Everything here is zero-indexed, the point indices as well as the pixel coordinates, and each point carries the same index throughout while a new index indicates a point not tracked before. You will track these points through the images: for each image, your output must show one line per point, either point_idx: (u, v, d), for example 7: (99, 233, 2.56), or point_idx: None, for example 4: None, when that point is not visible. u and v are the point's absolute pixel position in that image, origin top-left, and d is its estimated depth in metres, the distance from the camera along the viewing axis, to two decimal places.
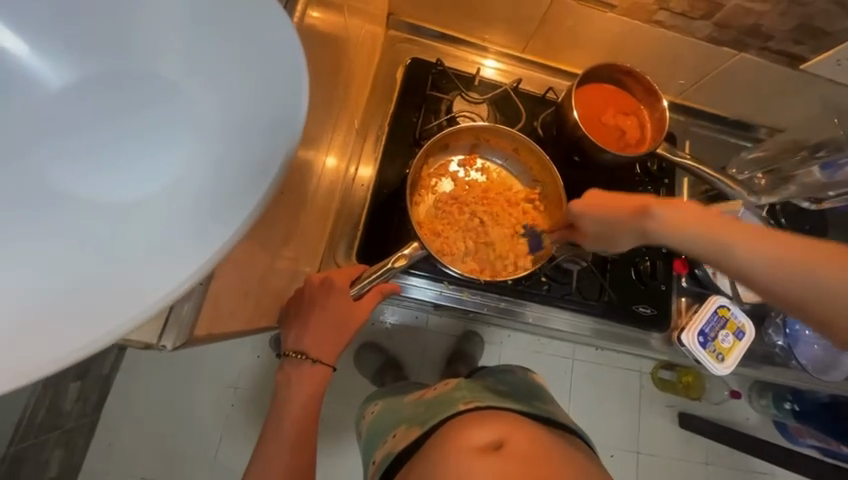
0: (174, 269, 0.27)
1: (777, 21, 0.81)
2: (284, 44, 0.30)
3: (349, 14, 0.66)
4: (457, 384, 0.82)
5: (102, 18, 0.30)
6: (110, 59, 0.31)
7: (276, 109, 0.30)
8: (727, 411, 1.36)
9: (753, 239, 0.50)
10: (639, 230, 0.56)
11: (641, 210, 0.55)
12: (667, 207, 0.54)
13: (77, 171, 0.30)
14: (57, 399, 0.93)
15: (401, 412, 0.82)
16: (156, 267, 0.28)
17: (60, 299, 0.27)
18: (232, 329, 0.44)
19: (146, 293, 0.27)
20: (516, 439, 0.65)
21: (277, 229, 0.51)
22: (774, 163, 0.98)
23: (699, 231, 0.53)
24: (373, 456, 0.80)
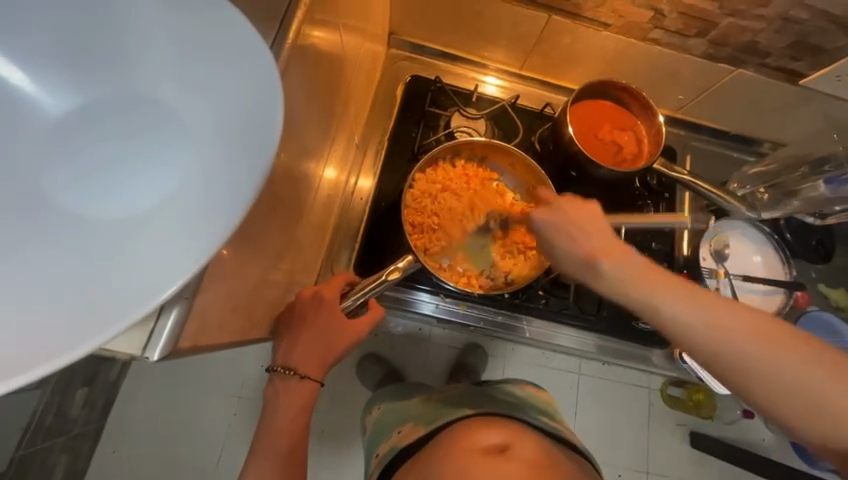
0: (150, 284, 0.28)
1: (773, 38, 0.81)
2: (262, 72, 0.32)
3: (347, 36, 0.69)
4: (468, 391, 0.82)
5: (102, 54, 0.33)
6: (109, 91, 0.33)
7: (252, 135, 0.31)
8: (739, 431, 1.31)
9: (699, 304, 0.45)
10: (585, 278, 0.52)
11: (589, 258, 0.51)
12: (615, 261, 0.49)
13: (71, 191, 0.32)
14: (62, 405, 0.98)
15: (406, 412, 0.82)
16: (132, 284, 0.28)
17: (40, 311, 0.28)
18: (222, 341, 0.45)
19: (118, 310, 0.27)
20: (521, 446, 0.66)
21: (269, 243, 0.53)
22: (776, 177, 0.97)
23: (633, 270, 0.49)
24: (375, 450, 0.79)
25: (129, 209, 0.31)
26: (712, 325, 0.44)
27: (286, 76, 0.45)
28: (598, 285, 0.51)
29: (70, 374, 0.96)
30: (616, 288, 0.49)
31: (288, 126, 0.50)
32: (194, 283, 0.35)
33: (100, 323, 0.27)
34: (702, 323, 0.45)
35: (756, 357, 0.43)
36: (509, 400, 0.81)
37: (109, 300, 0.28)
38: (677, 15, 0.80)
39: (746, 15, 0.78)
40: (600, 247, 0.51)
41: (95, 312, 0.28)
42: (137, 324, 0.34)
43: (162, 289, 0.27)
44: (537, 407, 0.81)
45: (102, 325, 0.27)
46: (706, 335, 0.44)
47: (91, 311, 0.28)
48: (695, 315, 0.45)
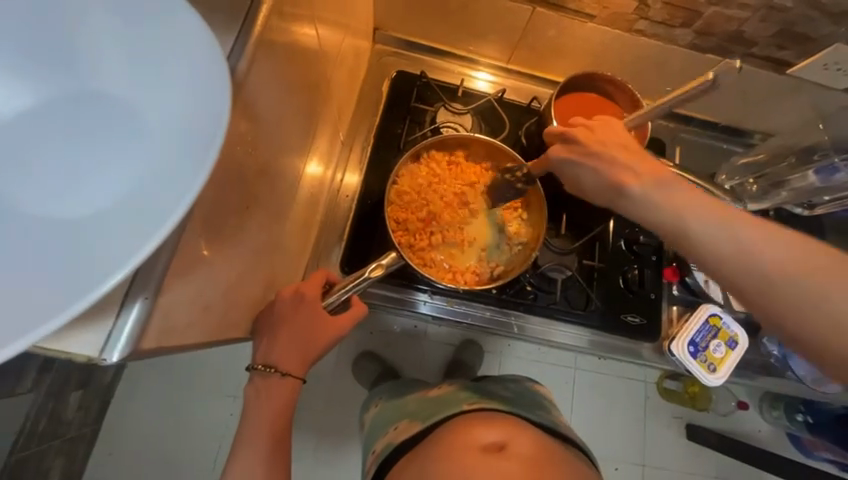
0: (88, 284, 0.27)
1: (758, 27, 0.80)
2: (208, 63, 0.31)
3: (325, 31, 0.68)
4: (462, 386, 0.82)
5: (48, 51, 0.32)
6: (62, 91, 0.33)
7: (198, 128, 0.30)
8: (734, 422, 1.32)
9: (743, 226, 0.44)
10: (612, 199, 0.54)
11: (616, 182, 0.53)
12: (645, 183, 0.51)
13: (21, 192, 0.31)
14: (57, 409, 0.96)
15: (403, 408, 0.81)
16: (72, 282, 0.27)
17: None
18: (192, 343, 0.45)
19: (54, 309, 0.26)
20: (518, 442, 0.66)
21: (243, 241, 0.52)
22: (765, 167, 0.96)
23: (662, 191, 0.50)
24: (372, 446, 0.79)
25: (80, 208, 0.31)
26: (742, 240, 0.44)
27: (252, 72, 0.44)
28: (631, 209, 0.52)
29: (65, 376, 0.95)
30: (643, 211, 0.51)
31: (258, 123, 0.49)
32: (157, 280, 0.36)
33: (33, 323, 0.26)
34: (736, 241, 0.44)
35: (788, 268, 0.42)
36: (506, 394, 0.81)
37: (48, 301, 0.27)
38: (661, 5, 0.79)
39: (731, 4, 0.77)
40: (633, 171, 0.52)
41: (31, 312, 0.26)
42: (94, 326, 0.34)
43: (99, 286, 0.26)
44: (533, 401, 0.81)
45: (33, 325, 0.25)
46: (745, 247, 0.44)
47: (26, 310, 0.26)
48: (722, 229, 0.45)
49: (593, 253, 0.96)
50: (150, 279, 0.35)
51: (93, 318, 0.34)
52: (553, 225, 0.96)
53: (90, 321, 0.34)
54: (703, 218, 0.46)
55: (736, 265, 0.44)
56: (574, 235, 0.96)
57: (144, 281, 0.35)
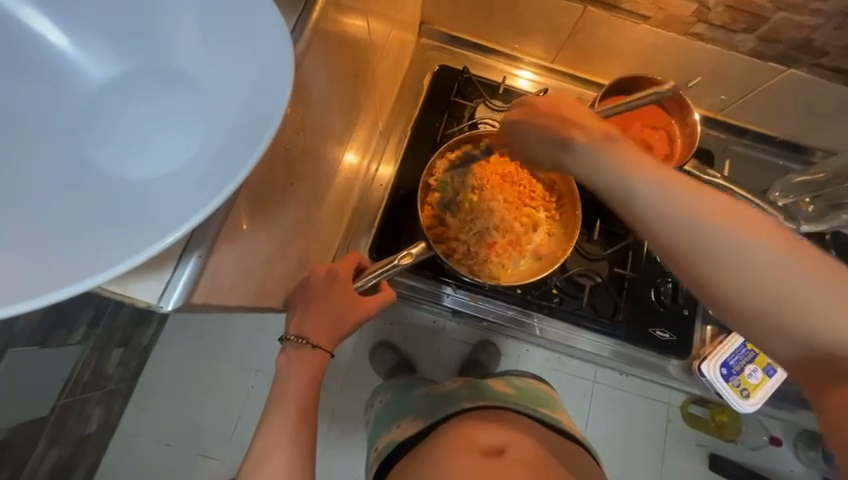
0: (161, 231, 0.30)
1: (831, 35, 0.75)
2: (276, 41, 0.33)
3: (374, 22, 0.70)
4: (465, 383, 0.82)
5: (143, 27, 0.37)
6: (149, 62, 0.37)
7: (264, 99, 0.33)
8: (763, 458, 1.24)
9: (689, 195, 0.42)
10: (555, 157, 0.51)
11: (563, 138, 0.49)
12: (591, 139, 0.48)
13: (108, 148, 0.35)
14: (100, 362, 1.05)
15: (406, 407, 0.83)
16: (144, 233, 0.31)
17: (60, 250, 0.30)
18: (232, 305, 0.48)
19: (126, 254, 0.29)
20: (517, 446, 0.65)
21: (284, 218, 0.56)
22: (825, 186, 0.90)
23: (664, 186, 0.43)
24: (376, 443, 0.81)
25: (154, 169, 0.34)
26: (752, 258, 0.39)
27: (307, 56, 0.47)
28: (573, 164, 0.49)
29: (109, 334, 1.03)
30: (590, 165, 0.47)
31: (307, 106, 0.51)
32: (211, 240, 0.39)
33: (108, 264, 0.29)
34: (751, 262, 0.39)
35: (743, 246, 0.40)
36: (508, 392, 0.80)
37: (122, 246, 0.30)
38: (723, 8, 0.75)
39: (802, 10, 0.72)
40: (582, 127, 0.49)
41: (107, 255, 0.30)
42: (155, 275, 0.38)
43: (165, 238, 0.29)
44: (536, 399, 0.80)
45: (109, 266, 0.29)
46: (752, 259, 0.39)
47: (105, 253, 0.30)
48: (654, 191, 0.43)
49: (626, 262, 0.94)
50: (205, 237, 0.39)
51: (154, 269, 0.38)
52: (586, 230, 0.94)
53: (152, 272, 0.38)
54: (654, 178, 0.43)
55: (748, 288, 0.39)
56: (606, 241, 0.94)
57: (199, 239, 0.39)
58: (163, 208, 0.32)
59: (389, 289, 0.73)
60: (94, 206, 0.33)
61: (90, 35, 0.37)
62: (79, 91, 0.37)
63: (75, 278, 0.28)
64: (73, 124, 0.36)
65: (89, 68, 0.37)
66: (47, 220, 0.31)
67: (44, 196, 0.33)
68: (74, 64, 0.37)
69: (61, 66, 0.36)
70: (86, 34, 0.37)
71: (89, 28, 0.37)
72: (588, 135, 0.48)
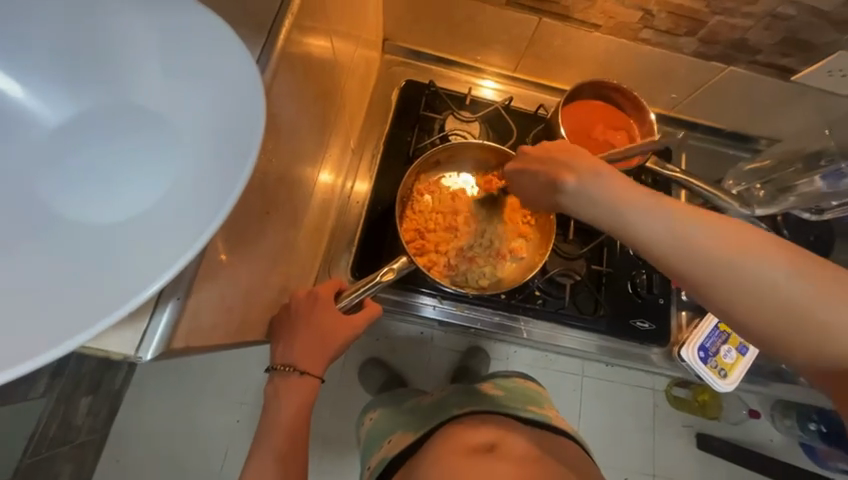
0: (135, 282, 0.29)
1: (762, 35, 0.82)
2: (246, 76, 0.33)
3: (337, 42, 0.70)
4: (452, 389, 0.81)
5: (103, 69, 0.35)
6: (110, 103, 0.36)
7: (237, 135, 0.32)
8: (745, 431, 1.30)
9: (692, 221, 0.46)
10: (555, 200, 0.57)
11: (554, 178, 0.56)
12: (581, 177, 0.53)
13: (71, 197, 0.34)
14: (67, 414, 0.97)
15: (395, 420, 0.81)
16: (117, 285, 0.29)
17: (24, 310, 0.28)
18: (215, 343, 0.46)
19: (100, 310, 0.28)
20: (507, 445, 0.66)
21: (262, 246, 0.54)
22: (771, 173, 0.96)
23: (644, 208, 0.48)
24: (368, 462, 0.79)
25: (122, 214, 0.33)
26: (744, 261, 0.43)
27: (276, 81, 0.46)
28: (571, 205, 0.55)
29: (76, 383, 0.97)
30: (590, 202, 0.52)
31: (278, 131, 0.51)
32: (188, 282, 0.38)
33: (80, 323, 0.27)
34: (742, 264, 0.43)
35: (761, 268, 0.42)
36: (496, 394, 0.80)
37: (94, 301, 0.28)
38: (666, 14, 0.80)
39: (735, 13, 0.78)
40: (571, 167, 0.55)
41: (77, 312, 0.28)
42: (130, 325, 0.36)
43: (143, 290, 0.28)
44: (525, 399, 0.80)
45: (81, 325, 0.27)
46: (767, 278, 0.42)
47: (75, 310, 0.28)
48: (661, 220, 0.47)
49: (601, 258, 0.97)
50: (181, 280, 0.38)
51: (129, 318, 0.36)
52: (561, 230, 0.97)
53: (127, 322, 0.36)
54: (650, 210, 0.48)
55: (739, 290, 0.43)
56: (581, 240, 0.97)
57: (176, 283, 0.37)
58: (135, 257, 0.30)
59: (373, 305, 0.72)
60: (59, 259, 0.31)
61: (45, 81, 0.35)
62: (34, 138, 0.35)
63: (43, 343, 0.26)
64: (32, 175, 0.34)
65: (45, 113, 0.35)
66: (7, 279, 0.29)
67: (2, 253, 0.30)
68: (27, 111, 0.35)
69: (15, 114, 0.35)
70: (40, 80, 0.35)
71: (43, 73, 0.35)
72: (575, 174, 0.54)
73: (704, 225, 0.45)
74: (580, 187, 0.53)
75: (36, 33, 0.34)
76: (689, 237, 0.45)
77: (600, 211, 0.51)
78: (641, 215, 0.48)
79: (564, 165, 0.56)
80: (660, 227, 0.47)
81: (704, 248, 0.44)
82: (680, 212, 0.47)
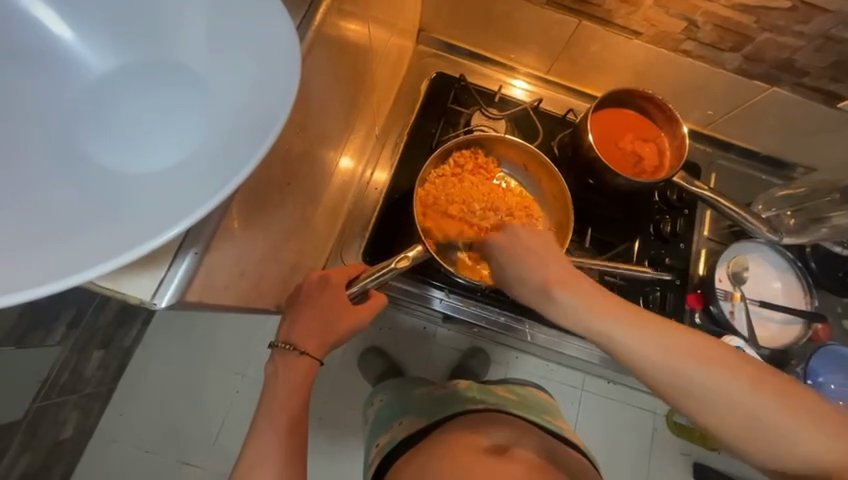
0: (157, 226, 0.30)
1: (812, 57, 0.78)
2: (283, 43, 0.34)
3: (373, 27, 0.70)
4: (468, 385, 0.82)
5: (149, 23, 0.37)
6: (151, 57, 0.37)
7: (269, 98, 0.33)
8: (746, 467, 1.26)
9: (669, 345, 0.46)
10: (533, 299, 0.55)
11: (544, 285, 0.53)
12: (569, 289, 0.52)
13: (106, 141, 0.35)
14: (79, 364, 1.01)
15: (407, 404, 0.82)
16: (138, 227, 0.30)
17: (52, 239, 0.30)
18: (227, 304, 0.48)
19: (121, 249, 0.29)
20: (520, 447, 0.65)
21: (280, 218, 0.56)
22: (804, 200, 0.93)
23: (584, 298, 0.50)
24: (376, 441, 0.80)
25: (151, 162, 0.34)
26: (686, 369, 0.46)
27: (310, 56, 0.47)
28: (555, 313, 0.53)
29: (90, 335, 1.01)
30: (569, 318, 0.51)
31: (307, 107, 0.52)
32: (207, 238, 0.39)
33: (97, 260, 0.29)
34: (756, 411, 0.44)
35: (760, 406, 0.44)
36: (512, 398, 0.80)
37: (116, 240, 0.30)
38: (711, 27, 0.78)
39: (785, 31, 0.76)
40: (554, 274, 0.53)
41: (99, 249, 0.29)
42: (149, 272, 0.38)
43: (162, 234, 0.29)
44: (538, 407, 0.80)
45: (98, 262, 0.28)
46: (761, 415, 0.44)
47: (100, 246, 0.30)
48: (658, 352, 0.47)
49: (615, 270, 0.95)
50: (201, 235, 0.39)
51: (147, 266, 0.38)
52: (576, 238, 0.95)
53: (147, 268, 0.38)
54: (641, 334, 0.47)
55: (672, 382, 0.46)
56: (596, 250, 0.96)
57: (195, 238, 0.39)
58: (159, 204, 0.31)
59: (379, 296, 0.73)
60: (88, 199, 0.32)
61: (92, 28, 0.37)
62: (77, 81, 0.37)
63: (64, 273, 0.28)
64: (71, 117, 0.36)
65: (91, 59, 0.37)
66: (36, 212, 0.31)
67: (37, 185, 0.32)
68: (73, 54, 0.37)
69: (58, 56, 0.36)
70: (88, 27, 0.37)
71: (90, 20, 0.36)
72: (567, 285, 0.52)
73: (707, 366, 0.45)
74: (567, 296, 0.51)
75: None
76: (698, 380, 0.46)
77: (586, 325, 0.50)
78: (628, 338, 0.48)
79: (556, 275, 0.53)
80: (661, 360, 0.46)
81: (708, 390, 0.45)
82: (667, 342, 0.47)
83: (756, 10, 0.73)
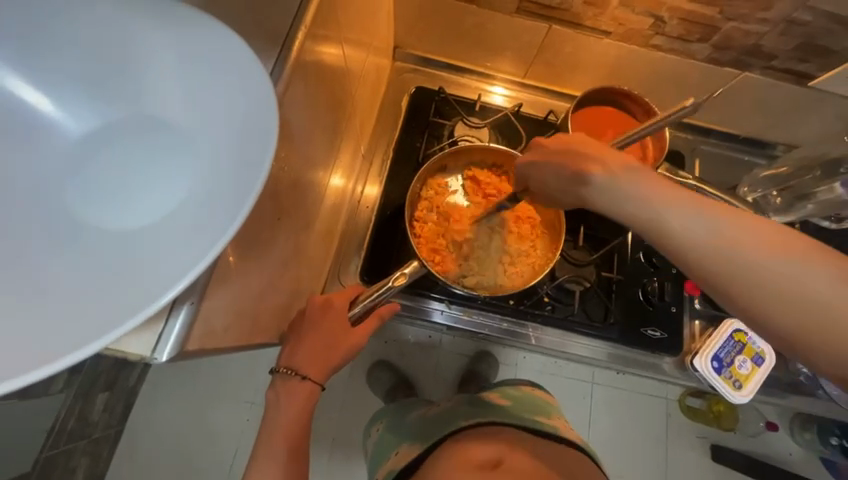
0: (150, 288, 0.30)
1: (778, 41, 0.80)
2: (260, 89, 0.34)
3: (348, 51, 0.71)
4: (457, 401, 0.82)
5: (128, 82, 0.38)
6: (131, 115, 0.38)
7: (251, 145, 0.33)
8: (763, 445, 1.26)
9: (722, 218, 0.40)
10: (572, 191, 0.50)
11: (578, 172, 0.49)
12: (609, 173, 0.47)
13: (94, 203, 0.35)
14: (84, 409, 1.01)
15: (402, 433, 0.82)
16: (131, 291, 0.30)
17: (46, 311, 0.30)
18: (226, 346, 0.48)
19: (116, 316, 0.29)
20: (513, 458, 0.65)
21: (274, 252, 0.56)
22: (788, 180, 0.94)
23: (634, 181, 0.45)
24: (377, 473, 0.80)
25: (141, 219, 0.34)
26: (740, 241, 0.39)
27: (288, 93, 0.48)
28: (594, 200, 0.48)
29: (93, 380, 1.00)
30: (612, 200, 0.46)
31: (290, 139, 0.52)
32: (201, 287, 0.39)
33: (91, 331, 0.28)
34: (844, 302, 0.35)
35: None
36: (503, 405, 0.80)
37: (109, 306, 0.29)
38: (677, 21, 0.80)
39: (749, 19, 0.77)
40: (599, 160, 0.48)
41: (93, 318, 0.29)
42: (147, 328, 0.38)
43: (157, 297, 0.29)
44: (531, 407, 0.80)
45: (93, 333, 0.28)
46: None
47: (95, 314, 0.29)
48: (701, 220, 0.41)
49: (611, 265, 0.96)
50: (196, 284, 0.39)
51: (145, 322, 0.38)
52: (571, 237, 0.96)
53: (145, 324, 0.38)
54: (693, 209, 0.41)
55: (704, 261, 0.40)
56: (591, 247, 0.96)
57: (190, 288, 0.39)
58: (150, 264, 0.31)
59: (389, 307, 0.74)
60: (81, 263, 0.32)
61: (72, 93, 0.37)
62: (59, 147, 0.37)
63: (59, 348, 0.27)
64: (59, 183, 0.36)
65: (72, 124, 0.38)
66: (27, 284, 0.31)
67: (28, 255, 0.32)
68: (54, 122, 0.37)
69: (41, 124, 0.37)
70: (67, 92, 0.37)
71: (70, 85, 0.37)
72: (605, 167, 0.47)
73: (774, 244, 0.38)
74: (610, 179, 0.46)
75: (63, 48, 0.36)
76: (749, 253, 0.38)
77: (628, 204, 0.45)
78: (675, 214, 0.42)
79: (592, 158, 0.49)
80: (700, 228, 0.40)
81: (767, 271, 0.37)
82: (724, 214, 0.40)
83: (719, 2, 0.75)
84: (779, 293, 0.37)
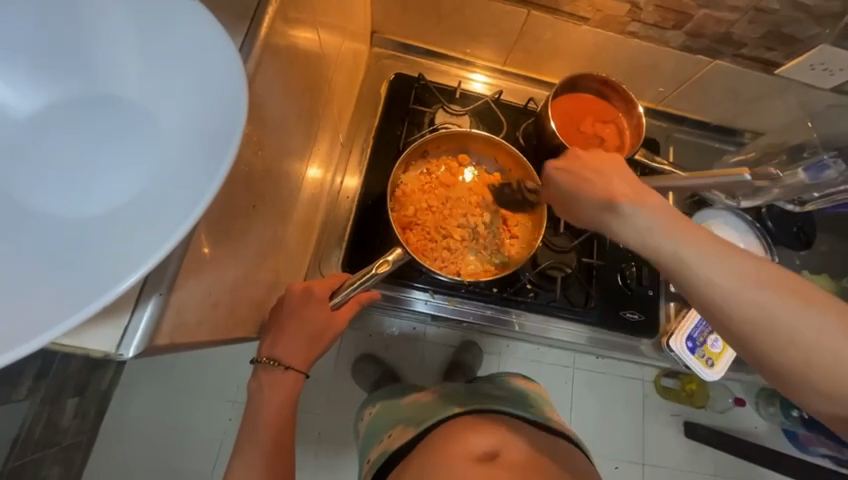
0: (110, 277, 0.27)
1: (747, 29, 0.83)
2: (225, 62, 0.32)
3: (324, 32, 0.68)
4: (453, 389, 0.82)
5: (79, 56, 0.35)
6: (85, 93, 0.35)
7: (217, 123, 0.31)
8: (732, 420, 1.33)
9: (718, 254, 0.46)
10: (602, 218, 0.55)
11: (609, 200, 0.53)
12: (635, 202, 0.52)
13: (44, 188, 0.32)
14: (53, 415, 0.95)
15: (396, 414, 0.81)
16: (88, 280, 0.28)
17: None
18: (200, 338, 0.46)
19: (74, 306, 0.27)
20: (510, 449, 0.67)
21: (250, 241, 0.54)
22: (756, 165, 0.99)
23: (654, 212, 0.50)
24: (367, 456, 0.79)
25: (100, 204, 0.32)
26: (716, 267, 0.46)
27: (259, 72, 0.46)
28: (619, 229, 0.53)
29: (60, 383, 0.95)
30: (636, 233, 0.51)
31: (263, 122, 0.50)
32: (170, 278, 0.37)
33: (44, 324, 0.26)
34: (794, 327, 0.43)
35: (791, 322, 0.43)
36: (498, 396, 0.80)
37: (67, 296, 0.27)
38: (653, 8, 0.81)
39: (721, 7, 0.79)
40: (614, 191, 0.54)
41: (46, 310, 0.27)
42: (111, 322, 0.36)
43: (118, 284, 0.27)
44: (526, 402, 0.80)
45: (46, 325, 0.26)
46: (795, 331, 0.43)
47: (48, 306, 0.27)
48: (698, 254, 0.47)
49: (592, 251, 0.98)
50: (163, 275, 0.37)
51: (107, 316, 0.36)
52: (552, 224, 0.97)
53: (108, 318, 0.36)
54: (691, 243, 0.47)
55: (711, 296, 0.46)
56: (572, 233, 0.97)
57: (158, 279, 0.37)
58: (111, 250, 0.29)
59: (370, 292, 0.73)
60: (30, 251, 0.29)
61: (13, 67, 0.34)
62: (5, 127, 0.34)
63: (1, 344, 0.25)
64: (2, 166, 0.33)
65: (19, 101, 0.34)
66: None
67: None
68: None
69: None
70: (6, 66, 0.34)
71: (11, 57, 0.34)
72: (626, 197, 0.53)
73: (732, 272, 0.45)
74: (635, 207, 0.51)
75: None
76: (749, 294, 0.45)
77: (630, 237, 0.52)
78: (675, 244, 0.48)
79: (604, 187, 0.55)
80: (698, 260, 0.47)
81: (733, 300, 0.45)
82: (709, 240, 0.47)
83: None
84: (735, 314, 0.45)
